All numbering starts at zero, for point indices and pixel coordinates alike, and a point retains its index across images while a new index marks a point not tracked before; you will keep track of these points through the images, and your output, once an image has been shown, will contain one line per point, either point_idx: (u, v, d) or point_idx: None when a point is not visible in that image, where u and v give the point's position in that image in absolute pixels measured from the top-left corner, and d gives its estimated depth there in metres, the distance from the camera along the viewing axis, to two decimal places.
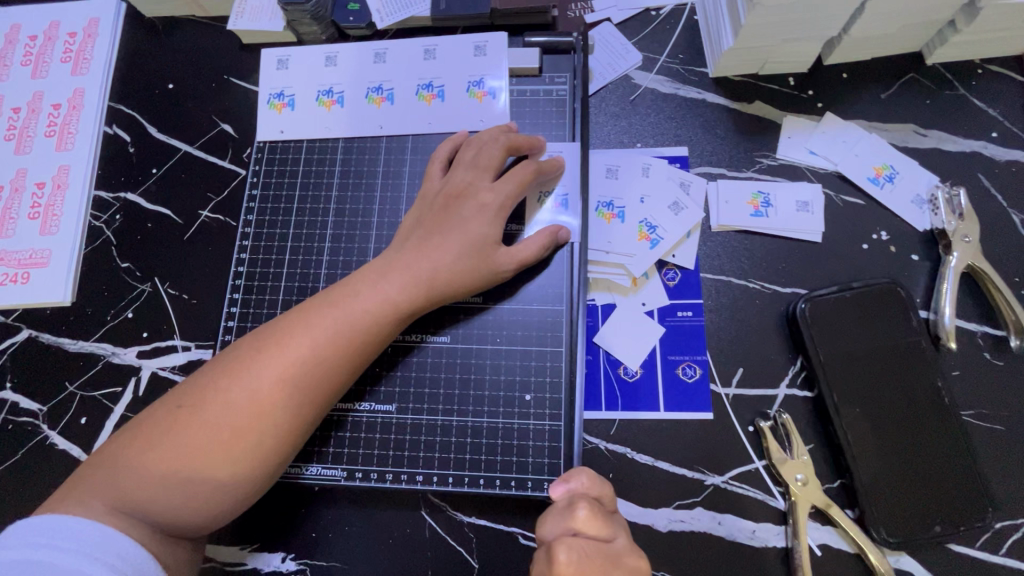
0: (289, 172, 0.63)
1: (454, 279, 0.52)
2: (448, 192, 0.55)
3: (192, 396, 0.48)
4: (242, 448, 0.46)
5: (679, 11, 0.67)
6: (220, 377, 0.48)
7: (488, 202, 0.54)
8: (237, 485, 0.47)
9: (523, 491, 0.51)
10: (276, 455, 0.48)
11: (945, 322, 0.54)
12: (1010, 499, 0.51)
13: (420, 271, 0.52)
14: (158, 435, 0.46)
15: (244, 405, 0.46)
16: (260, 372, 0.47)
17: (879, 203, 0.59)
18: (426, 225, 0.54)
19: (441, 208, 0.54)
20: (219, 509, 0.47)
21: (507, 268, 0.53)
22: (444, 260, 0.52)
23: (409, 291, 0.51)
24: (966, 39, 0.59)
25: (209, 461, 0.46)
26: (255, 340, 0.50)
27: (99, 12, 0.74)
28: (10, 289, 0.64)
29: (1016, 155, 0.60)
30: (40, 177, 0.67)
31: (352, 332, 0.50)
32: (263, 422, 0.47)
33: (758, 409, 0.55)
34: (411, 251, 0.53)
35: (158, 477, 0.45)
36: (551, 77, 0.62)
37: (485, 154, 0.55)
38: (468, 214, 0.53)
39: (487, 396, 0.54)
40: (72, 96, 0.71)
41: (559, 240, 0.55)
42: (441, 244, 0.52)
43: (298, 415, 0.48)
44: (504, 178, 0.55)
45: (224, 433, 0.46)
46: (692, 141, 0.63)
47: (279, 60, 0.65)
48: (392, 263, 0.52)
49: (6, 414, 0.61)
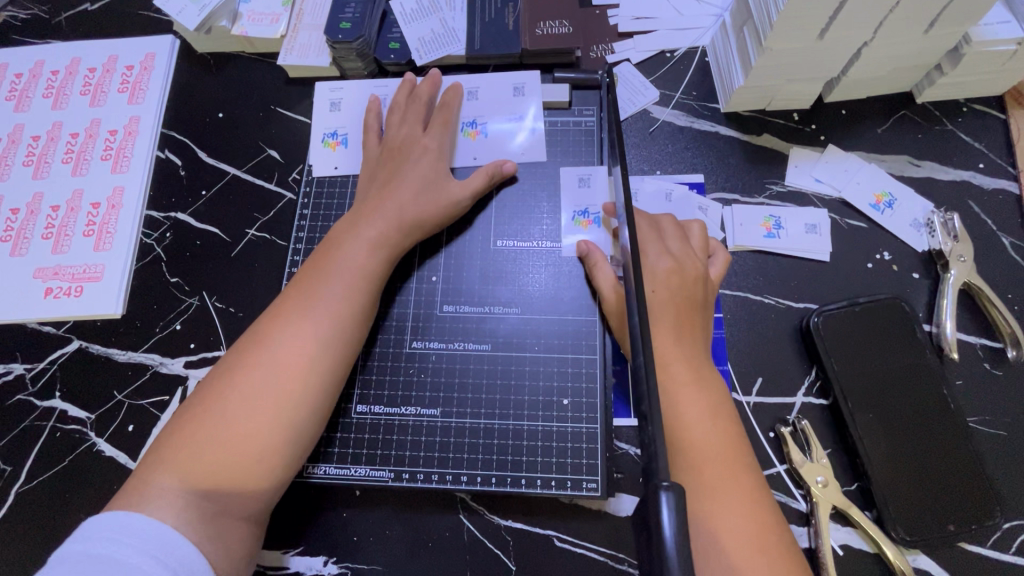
0: (338, 194, 0.69)
1: (421, 214, 0.59)
2: (389, 148, 0.64)
3: (227, 372, 0.51)
4: (287, 396, 0.50)
5: (692, 54, 0.74)
6: (247, 354, 0.51)
7: (429, 146, 0.63)
8: (282, 449, 0.49)
9: (564, 490, 0.54)
10: (316, 400, 0.51)
11: (946, 334, 0.59)
12: (1016, 500, 0.55)
13: (391, 213, 0.58)
14: (203, 416, 0.49)
15: (278, 362, 0.51)
16: (285, 338, 0.52)
17: (881, 227, 0.65)
18: (380, 175, 0.62)
19: (388, 161, 0.63)
20: (270, 481, 0.49)
21: (465, 199, 0.62)
22: (408, 198, 0.59)
23: (390, 235, 0.58)
24: (952, 81, 0.66)
25: (260, 417, 0.49)
26: (269, 317, 0.54)
27: (155, 47, 0.80)
28: (64, 302, 0.67)
29: (1002, 185, 0.66)
30: (96, 197, 0.72)
31: (358, 287, 0.55)
32: (296, 383, 0.50)
33: (779, 416, 0.59)
34: (376, 198, 0.60)
35: (208, 457, 0.47)
36: (579, 110, 0.68)
37: (410, 112, 0.66)
38: (414, 157, 0.62)
39: (527, 400, 0.57)
40: (128, 123, 0.76)
41: (503, 171, 0.63)
42: (399, 186, 0.60)
43: (329, 371, 0.52)
44: (432, 126, 0.65)
45: (265, 391, 0.49)
46: (707, 169, 0.69)
47: (332, 102, 0.72)
48: (361, 214, 0.59)
49: (54, 422, 0.64)
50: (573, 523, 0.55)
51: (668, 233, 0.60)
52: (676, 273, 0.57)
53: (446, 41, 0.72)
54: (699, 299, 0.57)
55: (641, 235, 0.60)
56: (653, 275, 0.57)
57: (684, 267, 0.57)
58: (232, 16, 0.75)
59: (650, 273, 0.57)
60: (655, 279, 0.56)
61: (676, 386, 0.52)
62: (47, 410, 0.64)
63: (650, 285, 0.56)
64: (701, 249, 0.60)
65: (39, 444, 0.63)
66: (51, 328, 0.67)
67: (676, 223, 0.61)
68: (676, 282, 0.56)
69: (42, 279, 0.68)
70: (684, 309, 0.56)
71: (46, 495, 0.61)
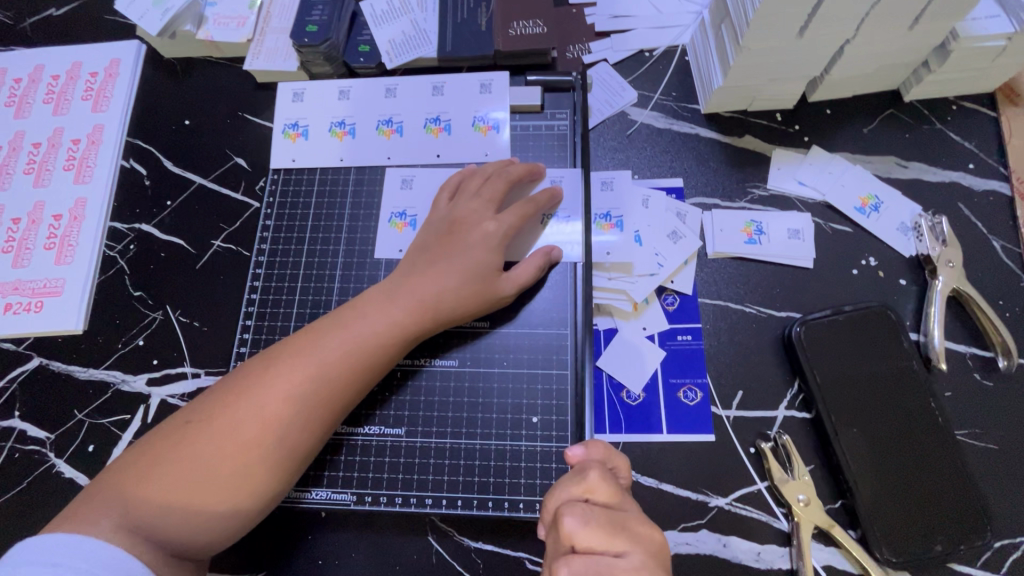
0: (302, 202, 0.66)
1: (456, 306, 0.54)
2: (451, 220, 0.57)
3: (201, 412, 0.48)
4: (247, 462, 0.47)
5: (672, 52, 0.72)
6: (230, 396, 0.49)
7: (492, 232, 0.56)
8: (242, 504, 0.47)
9: (531, 513, 0.52)
10: (281, 469, 0.48)
11: (934, 343, 0.56)
12: (1007, 517, 0.53)
13: (426, 296, 0.53)
14: (164, 453, 0.47)
15: (251, 421, 0.47)
16: (268, 390, 0.48)
17: (867, 231, 0.62)
18: (431, 251, 0.56)
19: (445, 234, 0.56)
20: (209, 535, 0.46)
21: (510, 294, 0.55)
22: (449, 286, 0.54)
23: (415, 317, 0.53)
24: (939, 78, 0.63)
25: (214, 478, 0.46)
26: (263, 359, 0.51)
27: (120, 53, 0.77)
28: (23, 317, 0.65)
29: (993, 186, 0.63)
30: (57, 209, 0.70)
31: (362, 353, 0.51)
32: (269, 438, 0.47)
33: (759, 431, 0.56)
34: (416, 278, 0.54)
35: (164, 493, 0.45)
36: (553, 113, 0.66)
37: (487, 187, 0.58)
38: (472, 242, 0.55)
39: (495, 418, 0.55)
40: (92, 131, 0.74)
41: (552, 259, 0.57)
42: (446, 270, 0.54)
43: (304, 436, 0.49)
44: (506, 210, 0.57)
45: (229, 449, 0.47)
46: (686, 173, 0.66)
47: (294, 93, 0.69)
48: (397, 289, 0.54)
49: (13, 443, 0.62)
50: (542, 545, 0.53)
51: None
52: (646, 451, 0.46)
53: (416, 43, 0.70)
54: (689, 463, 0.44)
55: None
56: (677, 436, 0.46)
57: None
58: (197, 20, 0.73)
59: None
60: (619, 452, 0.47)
61: None
62: (6, 430, 0.62)
63: None
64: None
65: None
66: (10, 345, 0.65)
67: None
68: None
69: (2, 294, 0.66)
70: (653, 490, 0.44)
71: (3, 519, 0.59)
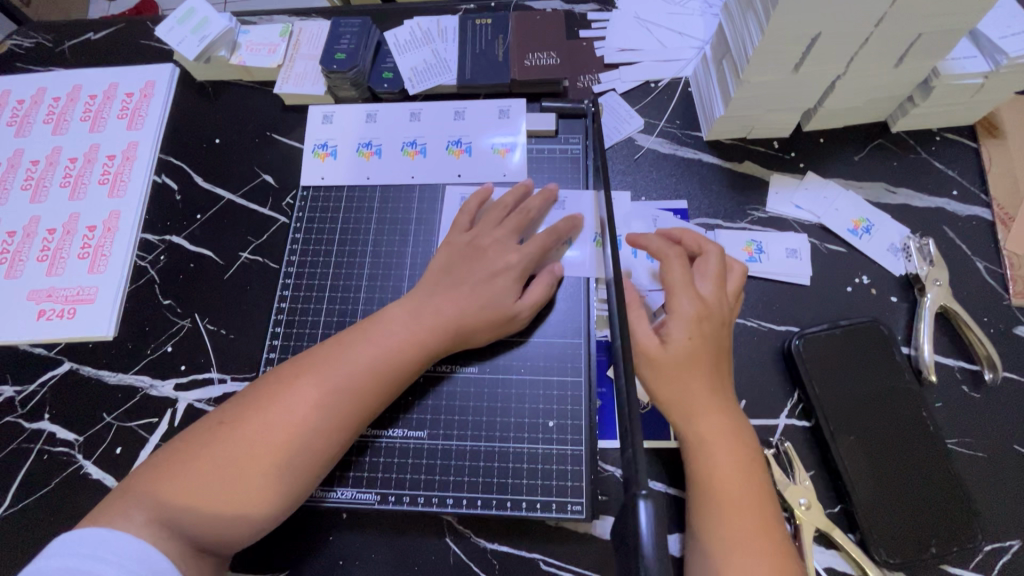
0: (330, 217, 0.70)
1: (477, 326, 0.57)
2: (474, 245, 0.61)
3: (234, 412, 0.51)
4: (274, 462, 0.49)
5: (676, 84, 0.77)
6: (261, 399, 0.52)
7: (513, 263, 0.59)
8: (267, 502, 0.49)
9: (548, 514, 0.54)
10: (305, 471, 0.51)
11: (925, 357, 0.60)
12: (997, 522, 0.56)
13: (449, 315, 0.57)
14: (198, 448, 0.49)
15: (280, 423, 0.50)
16: (297, 395, 0.51)
17: (860, 252, 0.66)
18: (454, 273, 0.59)
19: (469, 259, 0.60)
20: (236, 531, 0.48)
21: (525, 315, 0.59)
22: (470, 308, 0.57)
23: (438, 332, 0.56)
24: (924, 111, 0.68)
25: (242, 475, 0.48)
26: (293, 366, 0.54)
27: (155, 75, 0.82)
28: (56, 324, 0.68)
29: (976, 211, 0.68)
30: (92, 221, 0.73)
31: (385, 365, 0.54)
32: (297, 440, 0.50)
33: (762, 438, 0.59)
34: (440, 299, 0.58)
35: (195, 486, 0.48)
36: (566, 138, 0.71)
37: (510, 218, 0.62)
38: (495, 268, 0.59)
39: (513, 423, 0.58)
40: (126, 148, 0.77)
41: (558, 275, 0.61)
42: (468, 293, 0.58)
43: (327, 440, 0.51)
44: (528, 241, 0.61)
45: (259, 449, 0.49)
46: (690, 195, 0.71)
47: (324, 116, 0.74)
48: (421, 307, 0.57)
49: (42, 444, 0.64)
50: (557, 547, 0.55)
51: (703, 274, 0.58)
52: (706, 319, 0.56)
53: (437, 71, 0.75)
54: (725, 345, 0.56)
55: (674, 277, 0.57)
56: (731, 281, 0.59)
57: (712, 313, 0.56)
58: (230, 47, 0.78)
59: (678, 316, 0.55)
60: (688, 326, 0.55)
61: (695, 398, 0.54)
62: (35, 432, 0.64)
63: (682, 332, 0.55)
64: (733, 295, 0.59)
65: (25, 468, 0.63)
66: (42, 350, 0.68)
67: (720, 264, 0.58)
68: (705, 329, 0.55)
69: (36, 301, 0.69)
70: (717, 358, 0.55)
71: (29, 519, 0.61)
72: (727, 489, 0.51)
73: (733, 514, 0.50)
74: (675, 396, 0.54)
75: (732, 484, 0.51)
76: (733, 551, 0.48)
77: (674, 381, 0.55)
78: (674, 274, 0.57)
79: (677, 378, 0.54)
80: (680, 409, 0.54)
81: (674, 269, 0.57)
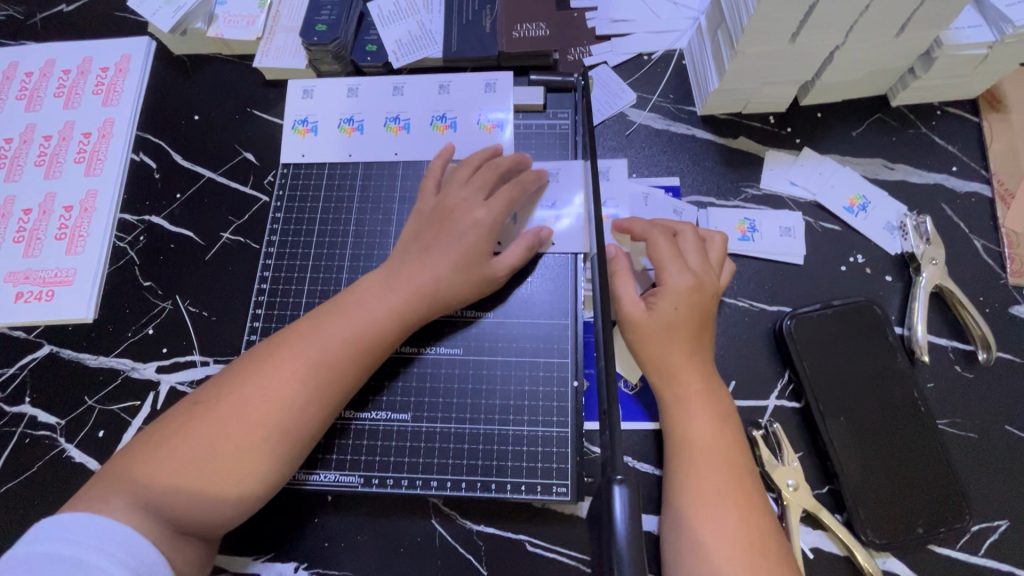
0: (312, 195, 0.68)
1: (452, 291, 0.56)
2: (442, 208, 0.59)
3: (210, 393, 0.50)
4: (252, 441, 0.48)
5: (669, 56, 0.74)
6: (237, 378, 0.51)
7: (482, 219, 0.57)
8: (247, 481, 0.48)
9: (534, 495, 0.54)
10: (285, 449, 0.50)
11: (917, 337, 0.59)
12: (986, 502, 0.55)
13: (423, 283, 0.55)
14: (174, 431, 0.49)
15: (256, 401, 0.49)
16: (271, 373, 0.50)
17: (855, 230, 0.65)
18: (425, 238, 0.58)
19: (437, 222, 0.58)
20: (219, 513, 0.48)
21: (502, 277, 0.58)
22: (445, 273, 0.56)
23: (413, 302, 0.55)
24: (925, 84, 0.66)
25: (221, 456, 0.48)
26: (267, 345, 0.53)
27: (130, 49, 0.79)
28: (34, 306, 0.66)
29: (975, 187, 0.66)
30: (68, 200, 0.71)
31: (360, 338, 0.53)
32: (275, 417, 0.49)
33: (751, 420, 0.59)
34: (412, 265, 0.56)
35: (174, 468, 0.47)
36: (555, 113, 0.68)
37: (478, 176, 0.60)
38: (464, 228, 0.57)
39: (497, 405, 0.57)
40: (102, 125, 0.75)
41: (541, 240, 0.60)
42: (441, 257, 0.56)
43: (306, 416, 0.50)
44: (494, 197, 0.59)
45: (236, 428, 0.48)
46: (683, 172, 0.69)
47: (304, 90, 0.71)
48: (395, 277, 0.56)
49: (24, 428, 0.63)
50: (543, 528, 0.55)
51: (685, 246, 0.58)
52: (697, 291, 0.55)
53: (422, 43, 0.72)
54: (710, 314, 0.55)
55: (660, 252, 0.56)
56: (713, 252, 0.59)
57: (703, 283, 0.55)
58: (207, 18, 0.75)
59: (670, 288, 0.54)
60: (676, 297, 0.54)
61: (682, 373, 0.53)
62: (17, 415, 0.64)
63: (669, 303, 0.54)
64: (717, 264, 0.58)
65: (7, 452, 0.62)
66: (21, 332, 0.67)
67: (697, 237, 0.58)
68: (695, 300, 0.54)
69: (13, 283, 0.67)
70: (701, 328, 0.54)
71: (13, 502, 0.60)
72: (713, 464, 0.50)
73: (705, 473, 0.50)
74: (656, 359, 0.54)
75: (718, 458, 0.50)
76: (702, 520, 0.48)
77: (660, 346, 0.54)
78: (659, 249, 0.57)
79: (662, 345, 0.54)
80: (659, 370, 0.54)
81: (659, 244, 0.57)
